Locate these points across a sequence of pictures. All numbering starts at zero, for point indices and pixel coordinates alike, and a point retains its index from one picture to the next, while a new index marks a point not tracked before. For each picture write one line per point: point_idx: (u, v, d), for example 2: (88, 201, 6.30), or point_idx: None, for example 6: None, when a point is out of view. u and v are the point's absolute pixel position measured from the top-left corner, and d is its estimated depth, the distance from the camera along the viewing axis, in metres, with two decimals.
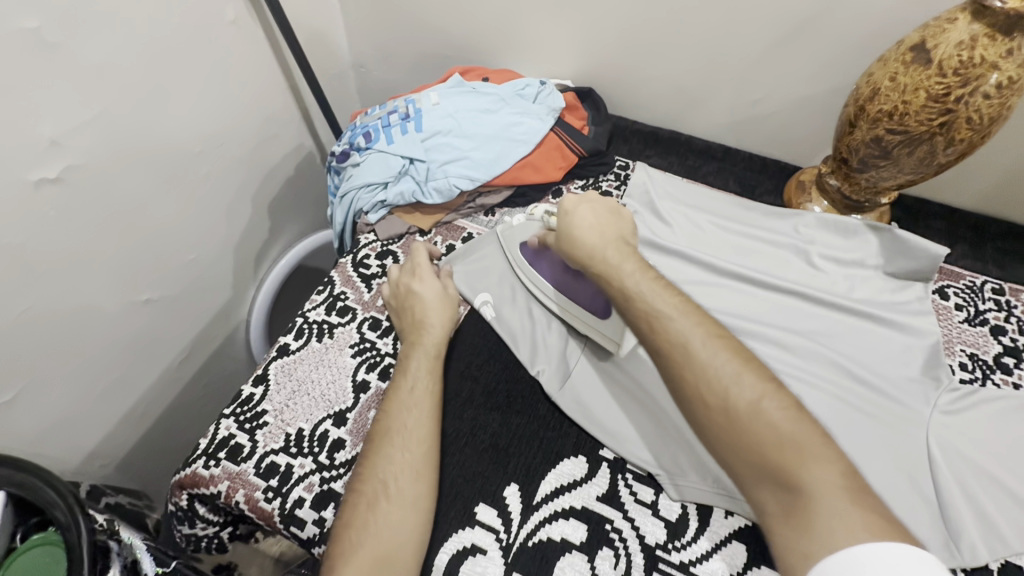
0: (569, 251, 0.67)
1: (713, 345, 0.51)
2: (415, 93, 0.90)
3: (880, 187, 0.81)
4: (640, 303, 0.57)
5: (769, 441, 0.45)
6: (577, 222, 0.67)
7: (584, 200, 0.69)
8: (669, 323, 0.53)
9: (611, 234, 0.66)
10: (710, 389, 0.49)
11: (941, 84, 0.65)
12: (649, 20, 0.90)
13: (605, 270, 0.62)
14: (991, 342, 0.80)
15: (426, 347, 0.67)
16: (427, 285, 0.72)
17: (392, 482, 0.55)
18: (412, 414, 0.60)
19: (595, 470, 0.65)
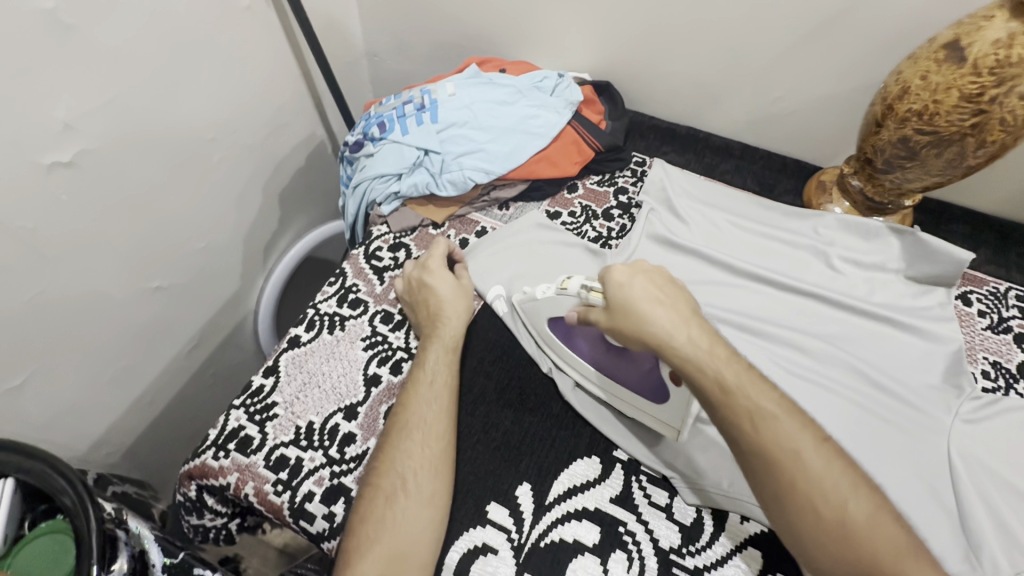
0: (634, 336, 0.54)
1: (821, 448, 0.48)
2: (431, 84, 0.89)
3: (905, 189, 0.79)
4: (741, 401, 0.49)
5: (883, 555, 0.45)
6: (640, 300, 0.54)
7: (638, 270, 0.57)
8: (779, 425, 0.48)
9: (687, 308, 0.54)
10: (823, 500, 0.46)
11: (975, 84, 0.63)
12: (670, 12, 0.88)
13: (693, 363, 0.51)
14: (1014, 350, 0.78)
15: (443, 341, 0.66)
16: (442, 278, 0.71)
17: (410, 478, 0.55)
18: (430, 408, 0.59)
19: (608, 471, 0.64)
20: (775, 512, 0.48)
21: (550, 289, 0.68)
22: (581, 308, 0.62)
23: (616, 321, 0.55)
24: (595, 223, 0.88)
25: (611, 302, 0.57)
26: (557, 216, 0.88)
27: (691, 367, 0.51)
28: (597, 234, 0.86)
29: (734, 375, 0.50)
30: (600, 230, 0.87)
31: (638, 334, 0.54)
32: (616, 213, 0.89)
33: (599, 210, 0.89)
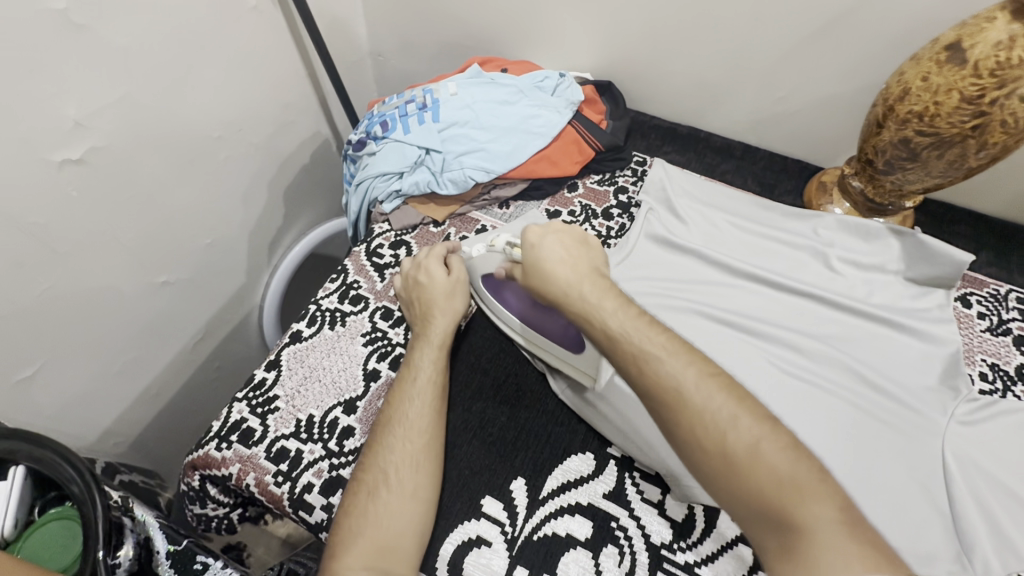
0: (541, 289, 0.61)
1: (705, 384, 0.47)
2: (433, 83, 0.90)
3: (907, 189, 0.79)
4: (628, 343, 0.52)
5: (770, 484, 0.42)
6: (549, 258, 0.61)
7: (550, 231, 0.64)
8: (658, 363, 0.49)
9: (586, 267, 0.60)
10: (705, 431, 0.45)
11: (976, 86, 0.63)
12: (673, 14, 0.89)
13: (581, 309, 0.56)
14: (1013, 352, 0.78)
15: (431, 339, 0.66)
16: (435, 272, 0.70)
17: (394, 474, 0.56)
18: (418, 405, 0.60)
19: (602, 467, 0.64)
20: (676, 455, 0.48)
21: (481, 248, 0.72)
22: (506, 265, 0.67)
23: (528, 275, 0.63)
24: (595, 222, 0.89)
25: (524, 258, 0.64)
26: (557, 214, 0.88)
27: (578, 312, 0.57)
28: (597, 233, 0.88)
29: (620, 323, 0.54)
30: (599, 229, 0.88)
31: (542, 290, 0.61)
32: (616, 212, 0.90)
33: (598, 209, 0.90)
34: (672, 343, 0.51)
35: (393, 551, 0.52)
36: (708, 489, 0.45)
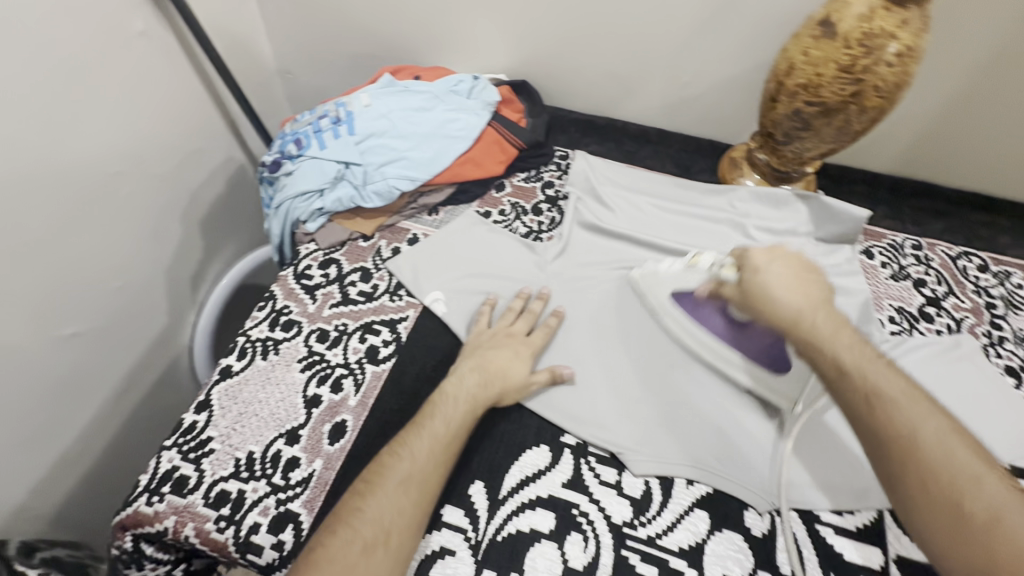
0: (755, 311, 0.60)
1: (946, 438, 0.45)
2: (345, 96, 0.88)
3: (805, 158, 0.85)
4: (859, 379, 0.50)
5: (955, 476, 0.44)
6: (771, 282, 0.58)
7: (772, 254, 0.61)
8: (896, 409, 0.47)
9: (818, 296, 0.57)
10: (942, 486, 0.44)
11: (848, 56, 0.69)
12: (575, 9, 0.91)
13: (813, 336, 0.54)
14: (914, 294, 0.85)
15: (470, 401, 0.62)
16: (522, 359, 0.68)
17: (393, 526, 0.52)
18: (432, 460, 0.56)
19: (558, 458, 0.65)
20: (889, 495, 0.47)
21: (677, 265, 0.76)
22: (711, 284, 0.69)
23: (743, 297, 0.61)
24: (526, 218, 0.90)
25: (742, 280, 0.62)
26: (488, 215, 0.89)
27: (806, 342, 0.55)
28: (528, 229, 0.88)
29: (853, 357, 0.51)
30: (530, 225, 0.89)
31: (764, 313, 0.58)
32: (545, 206, 0.91)
33: (528, 206, 0.91)
34: (910, 390, 0.49)
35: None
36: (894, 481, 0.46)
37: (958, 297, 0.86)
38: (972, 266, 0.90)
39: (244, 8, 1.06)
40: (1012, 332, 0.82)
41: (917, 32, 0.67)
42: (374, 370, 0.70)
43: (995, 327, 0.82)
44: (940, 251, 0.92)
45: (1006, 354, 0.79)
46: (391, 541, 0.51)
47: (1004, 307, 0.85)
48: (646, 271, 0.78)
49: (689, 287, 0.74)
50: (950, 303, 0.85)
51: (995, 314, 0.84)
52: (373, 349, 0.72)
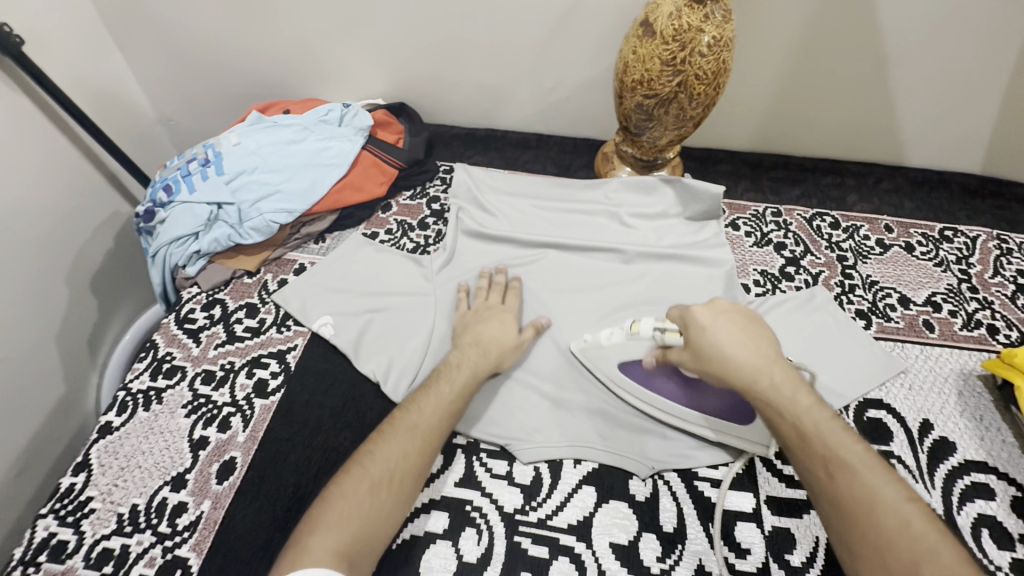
0: (710, 371, 0.59)
1: (893, 496, 0.49)
2: (214, 137, 0.89)
3: (660, 146, 0.92)
4: (815, 442, 0.52)
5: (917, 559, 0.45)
6: (721, 341, 0.58)
7: (717, 309, 0.62)
8: (847, 468, 0.51)
9: (767, 353, 0.58)
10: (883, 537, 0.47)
11: (668, 51, 0.76)
12: (433, 31, 0.96)
13: (770, 400, 0.55)
14: (775, 257, 0.93)
15: (470, 367, 0.66)
16: (507, 322, 0.73)
17: (396, 468, 0.56)
18: (436, 415, 0.61)
19: (450, 459, 0.68)
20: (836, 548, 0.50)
21: (616, 334, 0.73)
22: (658, 351, 0.67)
23: (694, 357, 0.61)
24: (413, 234, 0.92)
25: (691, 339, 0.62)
26: (374, 236, 0.91)
27: (759, 401, 0.56)
28: (415, 244, 0.91)
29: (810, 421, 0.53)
30: (417, 240, 0.91)
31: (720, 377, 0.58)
32: (431, 220, 0.94)
33: (414, 222, 0.94)
34: (867, 458, 0.51)
35: (368, 536, 0.52)
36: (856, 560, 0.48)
37: (814, 254, 0.94)
38: (826, 224, 0.99)
39: (108, 60, 1.05)
40: (861, 279, 0.91)
41: (722, 23, 0.75)
42: (262, 403, 0.70)
43: (847, 277, 0.91)
44: (797, 215, 1.00)
45: (856, 299, 0.88)
46: (396, 482, 0.55)
47: (854, 258, 0.94)
48: (586, 344, 0.74)
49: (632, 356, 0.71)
50: (808, 261, 0.93)
51: (847, 265, 0.93)
52: (261, 382, 0.72)
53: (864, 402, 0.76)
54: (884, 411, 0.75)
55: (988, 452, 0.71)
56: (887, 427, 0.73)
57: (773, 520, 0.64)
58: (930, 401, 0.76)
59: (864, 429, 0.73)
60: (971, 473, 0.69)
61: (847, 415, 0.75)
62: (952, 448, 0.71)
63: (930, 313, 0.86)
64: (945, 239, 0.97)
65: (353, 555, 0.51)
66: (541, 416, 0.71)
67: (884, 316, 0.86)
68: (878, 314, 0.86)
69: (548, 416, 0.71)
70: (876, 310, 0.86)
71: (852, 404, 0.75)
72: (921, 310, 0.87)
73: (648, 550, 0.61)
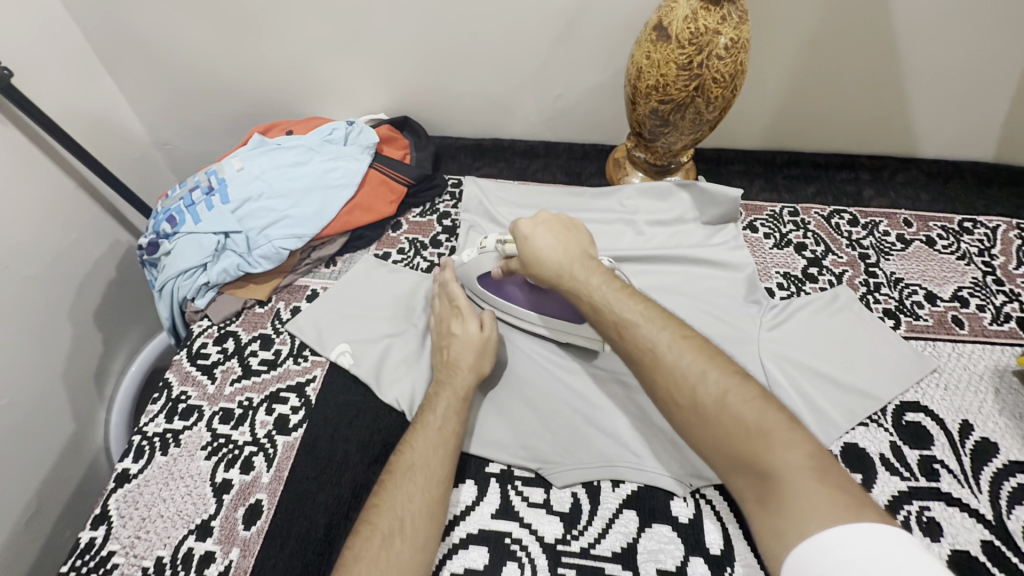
0: (536, 276, 0.68)
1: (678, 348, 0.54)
2: (216, 163, 0.86)
3: (674, 151, 0.90)
4: (613, 317, 0.60)
5: (733, 430, 0.47)
6: (539, 247, 0.67)
7: (538, 221, 0.69)
8: (638, 332, 0.57)
9: (574, 246, 0.67)
10: (679, 389, 0.52)
11: (684, 55, 0.74)
12: (436, 41, 0.94)
13: (574, 287, 0.64)
14: (797, 258, 0.92)
15: (455, 390, 0.65)
16: (467, 326, 0.70)
17: (405, 514, 0.54)
18: (432, 450, 0.59)
19: (485, 489, 0.65)
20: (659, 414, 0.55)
21: (474, 253, 0.77)
22: (501, 262, 0.73)
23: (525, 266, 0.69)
24: (425, 252, 0.90)
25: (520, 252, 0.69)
26: (387, 256, 0.88)
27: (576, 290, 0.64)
28: (428, 263, 0.88)
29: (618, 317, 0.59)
30: (430, 258, 0.89)
31: (541, 275, 0.67)
32: (443, 237, 0.92)
33: (426, 239, 0.91)
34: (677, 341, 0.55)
35: None
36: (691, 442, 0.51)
37: (836, 253, 0.92)
38: (844, 222, 0.97)
39: (100, 87, 1.02)
40: (886, 276, 0.89)
41: (738, 24, 0.73)
42: (285, 440, 0.68)
43: (871, 276, 0.89)
44: (814, 213, 0.99)
45: (883, 298, 0.86)
46: (408, 529, 0.53)
47: (876, 255, 0.92)
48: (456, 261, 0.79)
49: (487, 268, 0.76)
50: (830, 261, 0.91)
51: (870, 263, 0.91)
52: (282, 419, 0.70)
53: (901, 405, 0.74)
54: (921, 413, 0.73)
55: None
56: (925, 429, 0.72)
57: None
58: (967, 400, 0.74)
59: (903, 433, 0.71)
60: (1016, 474, 0.67)
61: (885, 420, 0.73)
62: (994, 449, 0.70)
63: (958, 309, 0.85)
64: (965, 230, 0.96)
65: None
66: (574, 437, 0.68)
67: (913, 314, 0.84)
68: (906, 312, 0.84)
69: (579, 437, 0.68)
70: (904, 309, 0.85)
71: (890, 408, 0.74)
72: (949, 306, 0.85)
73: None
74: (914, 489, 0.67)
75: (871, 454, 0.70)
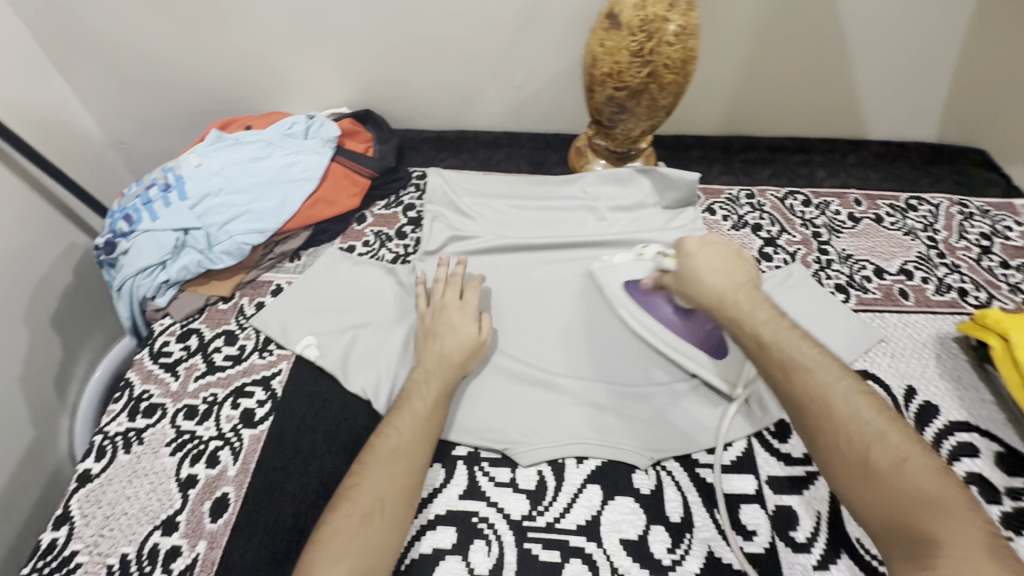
0: (690, 295, 0.66)
1: (851, 396, 0.51)
2: (173, 160, 0.85)
3: (633, 137, 0.92)
4: (774, 351, 0.56)
5: (906, 490, 0.45)
6: (701, 267, 0.65)
7: (705, 242, 0.68)
8: (809, 378, 0.53)
9: (741, 277, 0.64)
10: (844, 435, 0.49)
11: (635, 42, 0.76)
12: (395, 34, 0.94)
13: (732, 314, 0.60)
14: (752, 238, 0.95)
15: (445, 382, 0.66)
16: (467, 323, 0.71)
17: (385, 494, 0.55)
18: (414, 434, 0.60)
19: (452, 471, 0.67)
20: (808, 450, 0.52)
21: (627, 257, 0.83)
22: (656, 274, 0.75)
23: (680, 281, 0.67)
24: (390, 244, 0.90)
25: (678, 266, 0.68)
26: (352, 249, 0.89)
27: (728, 319, 0.61)
28: (394, 254, 0.89)
29: (782, 354, 0.55)
30: (396, 250, 0.89)
31: (694, 294, 0.65)
32: (408, 229, 0.92)
33: (391, 231, 0.92)
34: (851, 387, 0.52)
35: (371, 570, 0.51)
36: (843, 487, 0.48)
37: (790, 233, 0.96)
38: (798, 202, 1.01)
39: (49, 86, 1.00)
40: (836, 253, 0.93)
41: (686, 11, 0.75)
42: (251, 433, 0.68)
43: (823, 253, 0.93)
44: (770, 195, 1.02)
45: (834, 274, 0.90)
46: (388, 508, 0.55)
47: (828, 233, 0.96)
48: (604, 265, 0.83)
49: (637, 278, 0.81)
50: (784, 240, 0.95)
51: (822, 241, 0.95)
52: (248, 413, 0.70)
53: None
54: (869, 380, 0.77)
55: (969, 411, 0.73)
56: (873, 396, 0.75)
57: (776, 499, 0.65)
58: (912, 367, 0.78)
59: None
60: (955, 434, 0.71)
61: None
62: (935, 411, 0.74)
63: (904, 282, 0.89)
64: (911, 207, 1.00)
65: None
66: (539, 419, 0.70)
67: (861, 288, 0.88)
68: (855, 287, 0.88)
69: (544, 419, 0.70)
70: (854, 283, 0.89)
71: None
72: (895, 279, 0.89)
73: (658, 542, 0.62)
74: None
75: None
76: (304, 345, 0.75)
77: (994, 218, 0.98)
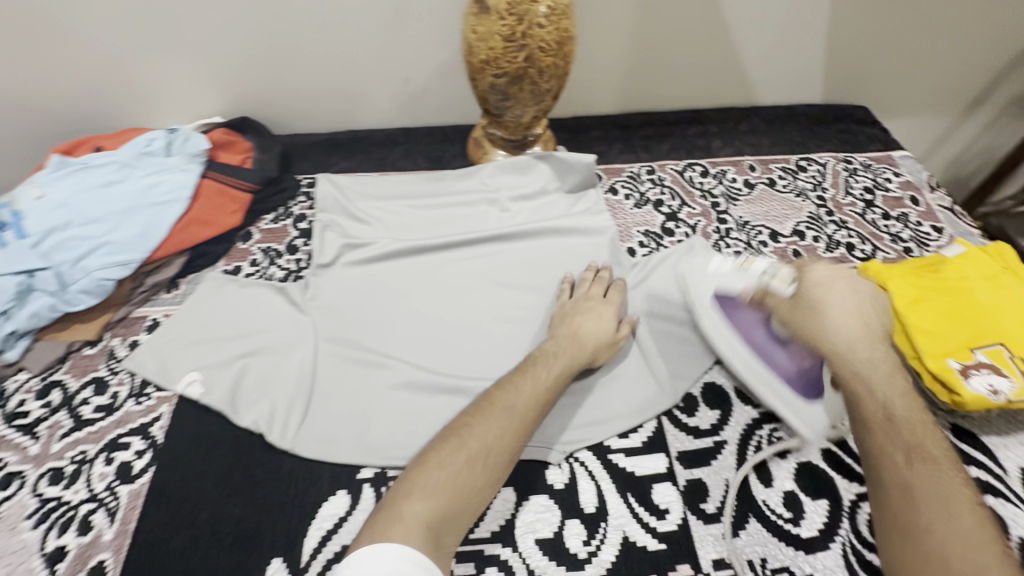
0: (802, 332, 0.67)
1: (945, 487, 0.51)
2: (8, 196, 0.77)
3: (526, 124, 0.90)
4: (882, 414, 0.57)
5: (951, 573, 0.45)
6: (824, 306, 0.67)
7: (835, 281, 0.70)
8: (912, 452, 0.54)
9: (873, 333, 0.64)
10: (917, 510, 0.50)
11: (506, 27, 0.73)
12: (261, 32, 0.88)
13: (854, 368, 0.61)
14: (654, 214, 0.95)
15: (573, 360, 0.68)
16: (607, 320, 0.73)
17: (493, 445, 0.57)
18: (527, 398, 0.61)
19: (358, 497, 0.62)
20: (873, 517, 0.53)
21: (728, 265, 0.79)
22: (757, 289, 0.74)
23: (794, 310, 0.69)
24: (281, 261, 0.84)
25: (802, 296, 0.70)
26: (237, 271, 0.82)
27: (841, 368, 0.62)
28: (285, 271, 0.83)
29: (892, 422, 0.56)
30: (287, 266, 0.83)
31: (807, 327, 0.67)
32: (299, 242, 0.86)
33: (281, 247, 0.86)
34: (950, 478, 0.52)
35: (455, 511, 0.52)
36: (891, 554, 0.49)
37: (690, 205, 0.97)
38: (697, 174, 1.02)
39: None
40: (734, 221, 0.95)
41: None
42: (130, 489, 0.62)
43: (721, 223, 0.95)
44: (669, 169, 1.03)
45: (733, 243, 0.92)
46: (493, 458, 0.56)
47: (725, 203, 0.98)
48: (693, 269, 0.80)
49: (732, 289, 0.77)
50: (685, 213, 0.96)
51: (720, 211, 0.96)
52: (124, 466, 0.63)
53: None
54: None
55: None
56: None
57: (686, 474, 0.66)
58: None
59: None
60: None
61: None
62: None
63: (798, 243, 0.92)
64: (801, 169, 1.04)
65: (448, 516, 0.51)
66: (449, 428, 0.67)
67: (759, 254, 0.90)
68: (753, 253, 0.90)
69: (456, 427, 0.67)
70: (751, 250, 0.91)
71: None
72: (790, 241, 0.92)
73: (573, 537, 0.61)
74: (766, 415, 0.71)
75: (727, 389, 0.74)
76: (188, 382, 0.69)
77: (875, 171, 1.04)
